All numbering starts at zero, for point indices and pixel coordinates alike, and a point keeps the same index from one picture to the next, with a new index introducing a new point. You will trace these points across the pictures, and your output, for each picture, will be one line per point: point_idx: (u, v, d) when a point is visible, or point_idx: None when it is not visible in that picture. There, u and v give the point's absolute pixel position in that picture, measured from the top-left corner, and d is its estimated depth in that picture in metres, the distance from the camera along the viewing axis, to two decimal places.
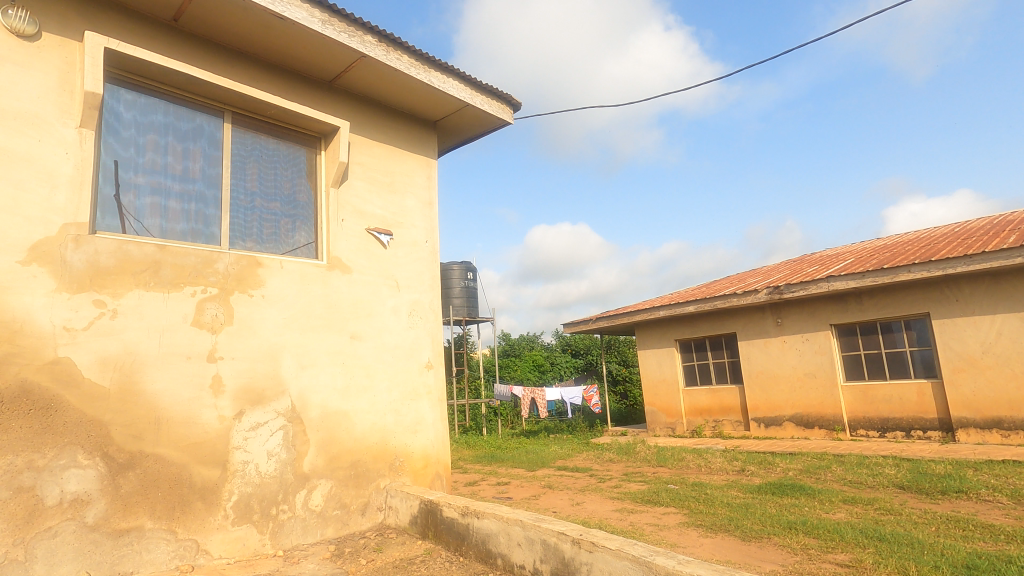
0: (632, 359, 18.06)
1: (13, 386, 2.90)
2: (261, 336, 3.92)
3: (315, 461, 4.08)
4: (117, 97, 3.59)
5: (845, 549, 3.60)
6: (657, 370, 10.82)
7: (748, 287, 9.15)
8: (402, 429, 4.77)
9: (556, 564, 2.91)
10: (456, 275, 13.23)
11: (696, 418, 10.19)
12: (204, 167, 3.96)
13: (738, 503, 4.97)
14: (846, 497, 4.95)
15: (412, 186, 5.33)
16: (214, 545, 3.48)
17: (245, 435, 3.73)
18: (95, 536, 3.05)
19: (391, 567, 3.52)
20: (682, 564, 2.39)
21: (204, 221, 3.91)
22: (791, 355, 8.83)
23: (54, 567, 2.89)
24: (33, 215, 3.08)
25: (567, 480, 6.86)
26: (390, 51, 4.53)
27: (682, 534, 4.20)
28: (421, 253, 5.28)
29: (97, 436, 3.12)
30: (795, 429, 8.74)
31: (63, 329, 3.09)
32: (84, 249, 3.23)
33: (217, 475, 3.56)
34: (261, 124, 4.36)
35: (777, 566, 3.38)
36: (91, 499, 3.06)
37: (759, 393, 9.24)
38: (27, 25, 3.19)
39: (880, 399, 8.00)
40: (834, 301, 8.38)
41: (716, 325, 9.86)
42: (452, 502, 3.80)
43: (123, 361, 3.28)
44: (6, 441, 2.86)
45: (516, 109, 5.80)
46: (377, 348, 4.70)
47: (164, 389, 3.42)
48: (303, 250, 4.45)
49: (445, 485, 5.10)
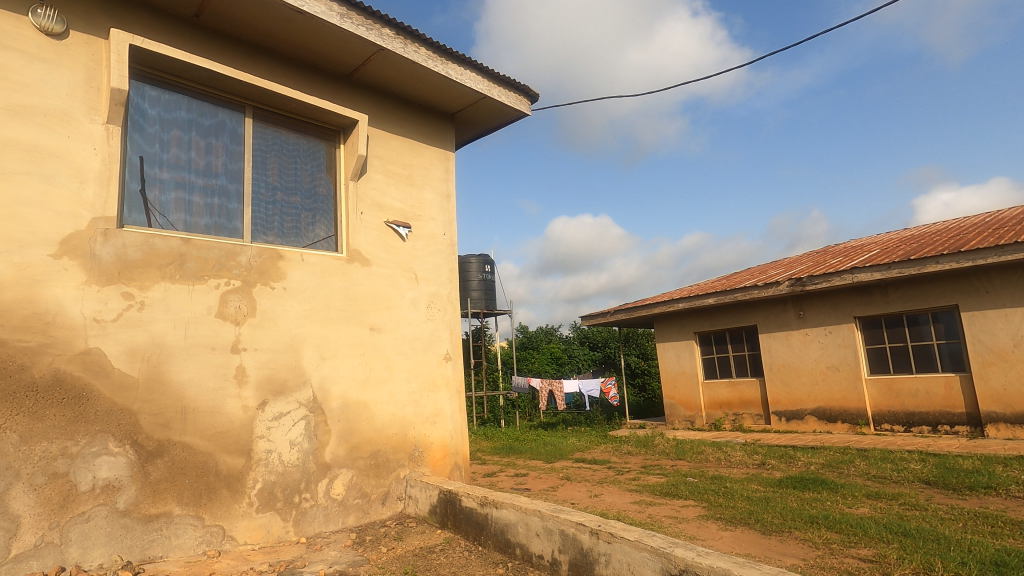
0: (651, 352, 17.93)
1: (47, 376, 3.00)
2: (283, 328, 3.98)
3: (336, 451, 4.15)
4: (142, 93, 3.66)
5: (868, 545, 3.55)
6: (676, 363, 10.75)
7: (769, 279, 9.00)
8: (421, 421, 4.82)
9: (574, 555, 2.93)
10: (474, 268, 13.22)
11: (715, 411, 10.10)
12: (226, 161, 4.02)
13: (759, 497, 4.92)
14: (870, 492, 4.87)
15: (430, 178, 5.35)
16: (239, 531, 3.57)
17: (268, 424, 3.80)
18: (126, 521, 3.14)
19: (412, 555, 3.58)
20: (702, 556, 2.38)
21: (227, 216, 3.97)
22: (813, 348, 8.69)
23: (87, 550, 3.00)
24: (63, 209, 3.16)
25: (585, 472, 6.86)
26: (407, 43, 4.53)
27: (701, 527, 4.18)
28: (439, 246, 5.30)
29: (126, 424, 3.21)
30: (817, 422, 8.62)
31: (93, 320, 3.18)
32: (113, 242, 3.31)
33: (242, 464, 3.64)
34: (281, 118, 4.41)
35: (799, 561, 3.34)
36: (122, 485, 3.16)
37: (780, 386, 9.12)
38: (55, 23, 3.26)
39: (905, 394, 7.84)
40: (858, 294, 8.22)
41: (736, 317, 9.74)
42: (471, 492, 3.83)
43: (151, 351, 3.36)
44: (41, 428, 2.95)
45: (533, 100, 5.76)
46: (397, 340, 4.75)
47: (190, 379, 3.49)
48: (323, 243, 4.51)
49: (463, 475, 5.14)
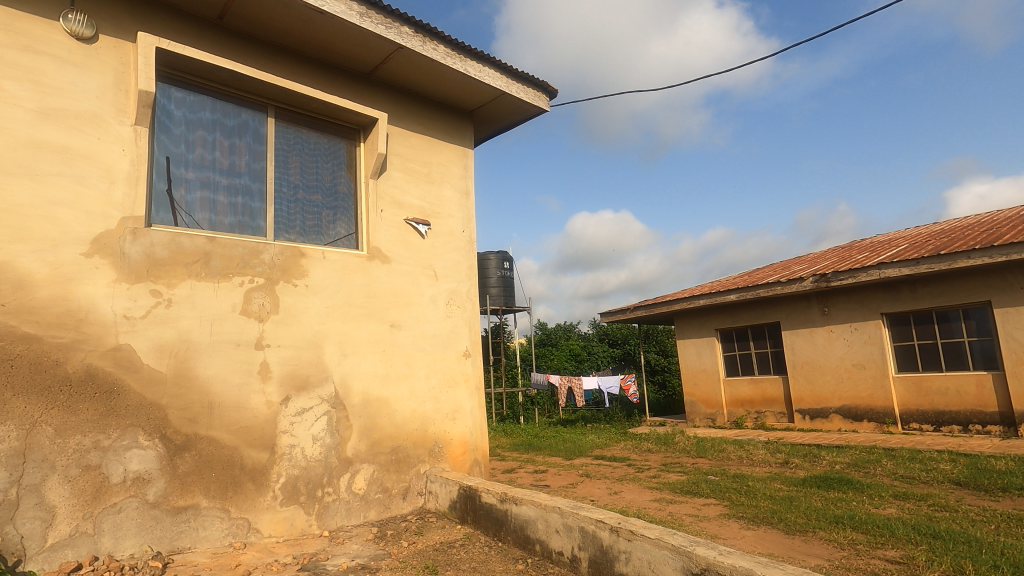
0: (671, 349, 17.78)
1: (80, 371, 3.09)
2: (305, 325, 4.04)
3: (357, 447, 4.20)
4: (167, 95, 3.74)
5: (896, 546, 3.48)
6: (696, 360, 10.66)
7: (793, 275, 8.84)
8: (441, 417, 4.86)
9: (594, 552, 2.92)
10: (493, 265, 13.25)
11: (737, 409, 9.97)
12: (249, 161, 4.09)
13: (782, 496, 4.85)
14: (898, 492, 4.76)
15: (449, 176, 5.37)
16: (264, 524, 3.64)
17: (291, 420, 3.87)
18: (156, 512, 3.24)
19: (432, 550, 3.61)
20: (724, 555, 2.36)
21: (250, 215, 4.04)
22: (838, 345, 8.52)
23: (119, 540, 3.09)
24: (94, 209, 3.25)
25: (604, 469, 6.84)
26: (426, 41, 4.55)
27: (722, 525, 4.13)
28: (458, 243, 5.32)
29: (155, 418, 3.30)
30: (842, 421, 8.46)
31: (123, 317, 3.27)
32: (141, 241, 3.39)
33: (266, 458, 3.71)
34: (302, 118, 4.47)
35: (824, 562, 3.29)
36: (151, 478, 3.25)
37: (804, 384, 8.97)
38: (86, 28, 3.35)
39: (934, 392, 7.64)
40: (885, 290, 8.03)
41: (758, 314, 9.60)
42: (491, 488, 3.85)
43: (178, 347, 3.44)
44: (74, 422, 3.04)
45: (552, 96, 5.74)
46: (416, 336, 4.78)
47: (216, 375, 3.57)
48: (344, 240, 4.56)
49: (483, 471, 5.16)
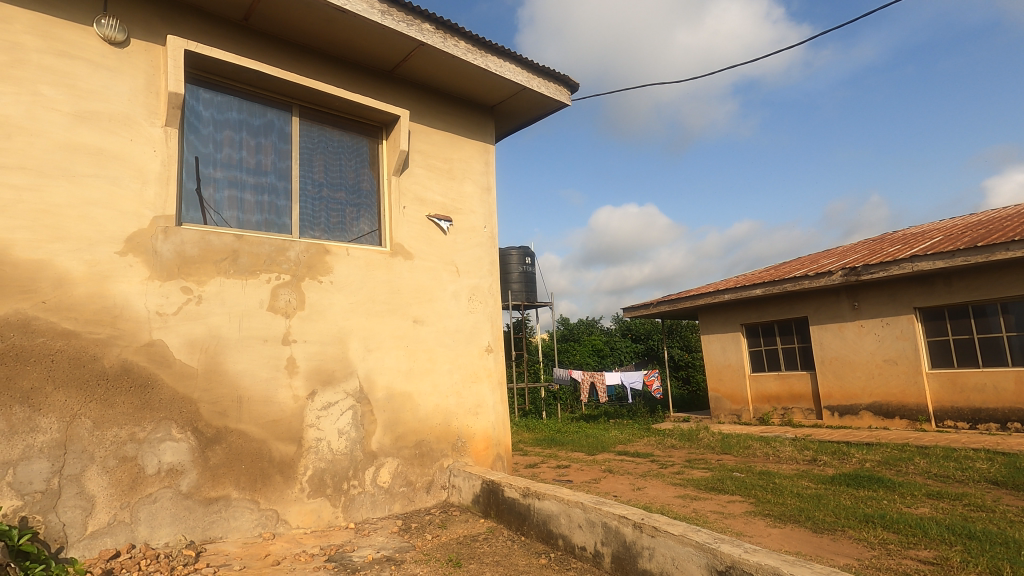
0: (695, 344, 17.60)
1: (116, 366, 3.20)
2: (330, 320, 4.10)
3: (382, 441, 4.26)
4: (196, 96, 3.82)
5: (929, 546, 3.39)
6: (721, 355, 10.52)
7: (821, 269, 8.64)
8: (463, 412, 4.89)
9: (617, 547, 2.92)
10: (515, 260, 13.24)
11: (763, 405, 9.82)
12: (275, 160, 4.17)
13: (809, 494, 4.77)
14: (931, 491, 4.64)
15: (471, 172, 5.39)
16: (292, 515, 3.72)
17: (318, 414, 3.94)
18: (189, 503, 3.34)
19: (455, 543, 3.65)
20: (750, 553, 2.33)
21: (276, 213, 4.11)
22: (869, 340, 8.32)
23: (155, 528, 3.20)
24: (127, 209, 3.35)
25: (627, 465, 6.81)
26: (447, 37, 4.55)
27: (748, 523, 4.09)
28: (479, 239, 5.34)
29: (187, 412, 3.39)
30: (873, 418, 8.27)
31: (156, 313, 3.37)
32: (172, 240, 3.49)
33: (294, 451, 3.79)
34: (326, 116, 4.52)
35: (853, 561, 3.23)
36: (184, 469, 3.35)
37: (833, 380, 8.78)
38: (117, 33, 3.44)
39: (971, 389, 7.40)
40: (919, 284, 7.80)
41: (785, 309, 9.42)
42: (514, 483, 3.87)
43: (209, 343, 3.54)
44: (111, 414, 3.15)
45: (573, 90, 5.70)
46: (439, 332, 4.82)
47: (244, 370, 3.66)
48: (367, 237, 4.61)
49: (505, 466, 5.19)
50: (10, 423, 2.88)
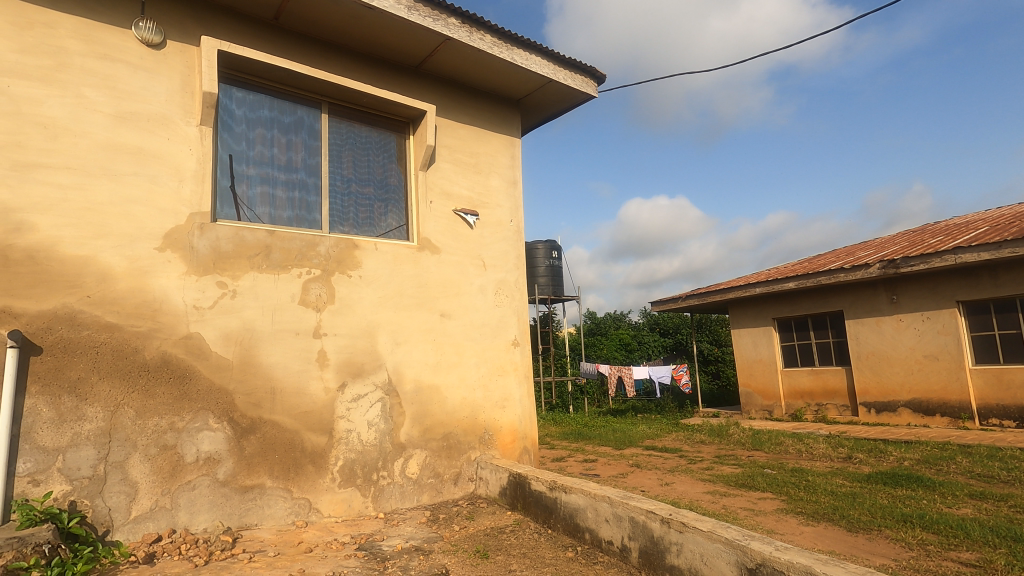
0: (725, 339, 17.31)
1: (156, 358, 3.32)
2: (359, 313, 4.17)
3: (410, 432, 4.32)
4: (229, 95, 3.92)
5: (971, 548, 3.28)
6: (752, 350, 10.33)
7: (857, 262, 8.37)
8: (490, 405, 4.92)
9: (645, 543, 2.90)
10: (541, 254, 13.22)
11: (796, 401, 9.60)
12: (305, 157, 4.24)
13: (844, 492, 4.65)
14: (974, 492, 4.47)
15: (497, 166, 5.39)
16: (324, 504, 3.81)
17: (348, 405, 4.02)
18: (225, 490, 3.45)
19: (483, 535, 3.68)
20: (781, 551, 2.29)
21: (307, 208, 4.19)
22: (908, 335, 8.04)
23: (194, 514, 3.32)
24: (165, 206, 3.47)
25: (656, 460, 6.75)
26: (473, 31, 4.55)
27: (780, 520, 4.01)
28: (506, 232, 5.34)
29: (223, 402, 3.51)
30: (912, 415, 8.00)
31: (193, 307, 3.48)
32: (208, 236, 3.59)
33: (325, 441, 3.88)
34: (354, 113, 4.58)
35: (889, 562, 3.14)
36: (221, 458, 3.46)
37: (870, 376, 8.53)
38: (154, 34, 3.54)
39: (1018, 386, 7.10)
40: (962, 277, 7.49)
41: (819, 302, 9.18)
42: (540, 476, 3.88)
43: (243, 336, 3.64)
44: (152, 404, 3.28)
45: (600, 82, 5.64)
46: (466, 325, 4.85)
47: (277, 362, 3.75)
48: (395, 232, 4.67)
49: (532, 459, 5.21)
50: (60, 411, 3.02)
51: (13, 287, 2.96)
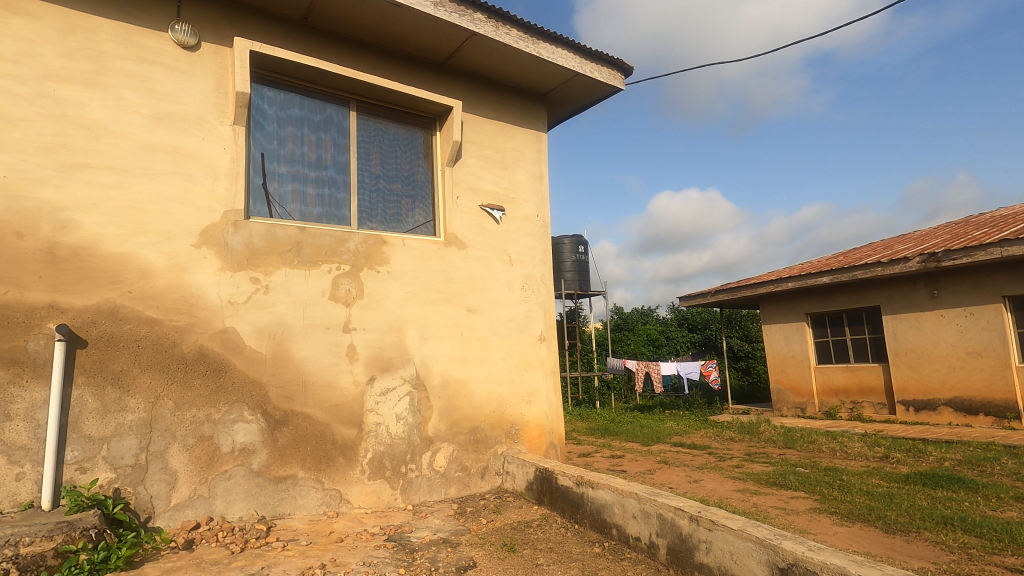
0: (755, 335, 17.01)
1: (194, 351, 3.43)
2: (387, 308, 4.22)
3: (437, 426, 4.37)
4: (261, 95, 4.00)
5: (1016, 553, 3.15)
6: (785, 346, 10.10)
7: (896, 255, 8.09)
8: (517, 400, 4.94)
9: (673, 540, 2.88)
10: (567, 249, 13.16)
11: (830, 398, 9.36)
12: (334, 154, 4.31)
13: (880, 492, 4.53)
14: (1020, 494, 4.29)
15: (523, 161, 5.38)
16: (354, 496, 3.89)
17: (376, 399, 4.08)
18: (259, 480, 3.55)
19: (510, 528, 3.70)
20: (814, 551, 2.24)
21: (336, 205, 4.26)
22: (949, 331, 7.75)
23: (230, 503, 3.43)
24: (201, 204, 3.57)
25: (684, 457, 6.67)
26: (498, 26, 4.54)
27: (813, 520, 3.93)
28: (532, 227, 5.33)
29: (257, 395, 3.60)
30: (954, 415, 7.72)
31: (228, 302, 3.57)
32: (242, 232, 3.68)
33: (355, 434, 3.95)
34: (381, 110, 4.63)
35: (928, 564, 3.05)
36: (255, 449, 3.56)
37: (908, 373, 8.25)
38: (189, 37, 3.64)
39: None
40: (1009, 271, 7.17)
41: (855, 297, 8.91)
42: (567, 472, 3.88)
43: (276, 330, 3.72)
44: (190, 396, 3.39)
45: (627, 74, 5.57)
46: (492, 320, 4.87)
47: (308, 356, 3.83)
48: (422, 228, 4.70)
49: (559, 454, 5.20)
50: (104, 402, 3.14)
51: (60, 283, 3.10)
